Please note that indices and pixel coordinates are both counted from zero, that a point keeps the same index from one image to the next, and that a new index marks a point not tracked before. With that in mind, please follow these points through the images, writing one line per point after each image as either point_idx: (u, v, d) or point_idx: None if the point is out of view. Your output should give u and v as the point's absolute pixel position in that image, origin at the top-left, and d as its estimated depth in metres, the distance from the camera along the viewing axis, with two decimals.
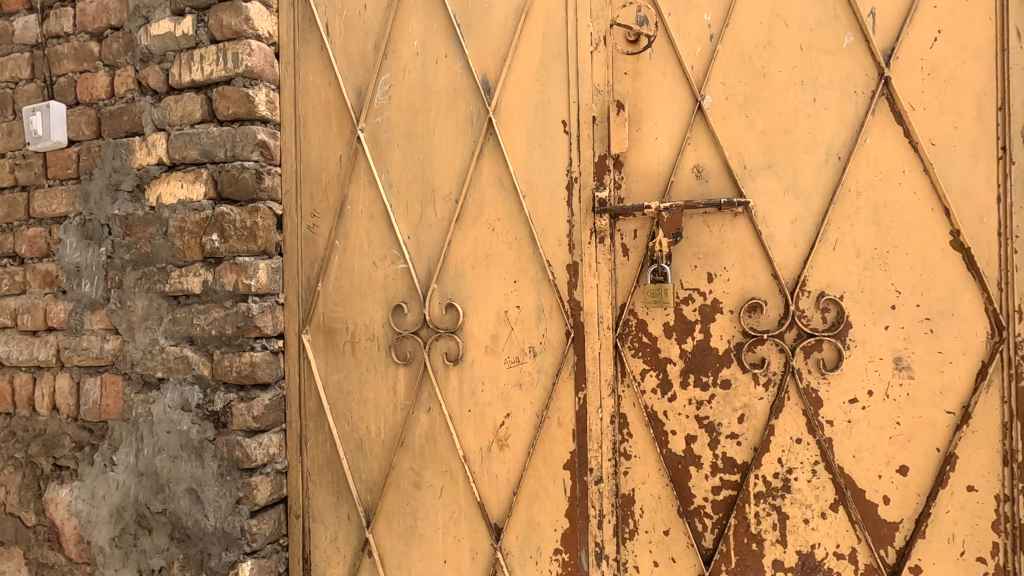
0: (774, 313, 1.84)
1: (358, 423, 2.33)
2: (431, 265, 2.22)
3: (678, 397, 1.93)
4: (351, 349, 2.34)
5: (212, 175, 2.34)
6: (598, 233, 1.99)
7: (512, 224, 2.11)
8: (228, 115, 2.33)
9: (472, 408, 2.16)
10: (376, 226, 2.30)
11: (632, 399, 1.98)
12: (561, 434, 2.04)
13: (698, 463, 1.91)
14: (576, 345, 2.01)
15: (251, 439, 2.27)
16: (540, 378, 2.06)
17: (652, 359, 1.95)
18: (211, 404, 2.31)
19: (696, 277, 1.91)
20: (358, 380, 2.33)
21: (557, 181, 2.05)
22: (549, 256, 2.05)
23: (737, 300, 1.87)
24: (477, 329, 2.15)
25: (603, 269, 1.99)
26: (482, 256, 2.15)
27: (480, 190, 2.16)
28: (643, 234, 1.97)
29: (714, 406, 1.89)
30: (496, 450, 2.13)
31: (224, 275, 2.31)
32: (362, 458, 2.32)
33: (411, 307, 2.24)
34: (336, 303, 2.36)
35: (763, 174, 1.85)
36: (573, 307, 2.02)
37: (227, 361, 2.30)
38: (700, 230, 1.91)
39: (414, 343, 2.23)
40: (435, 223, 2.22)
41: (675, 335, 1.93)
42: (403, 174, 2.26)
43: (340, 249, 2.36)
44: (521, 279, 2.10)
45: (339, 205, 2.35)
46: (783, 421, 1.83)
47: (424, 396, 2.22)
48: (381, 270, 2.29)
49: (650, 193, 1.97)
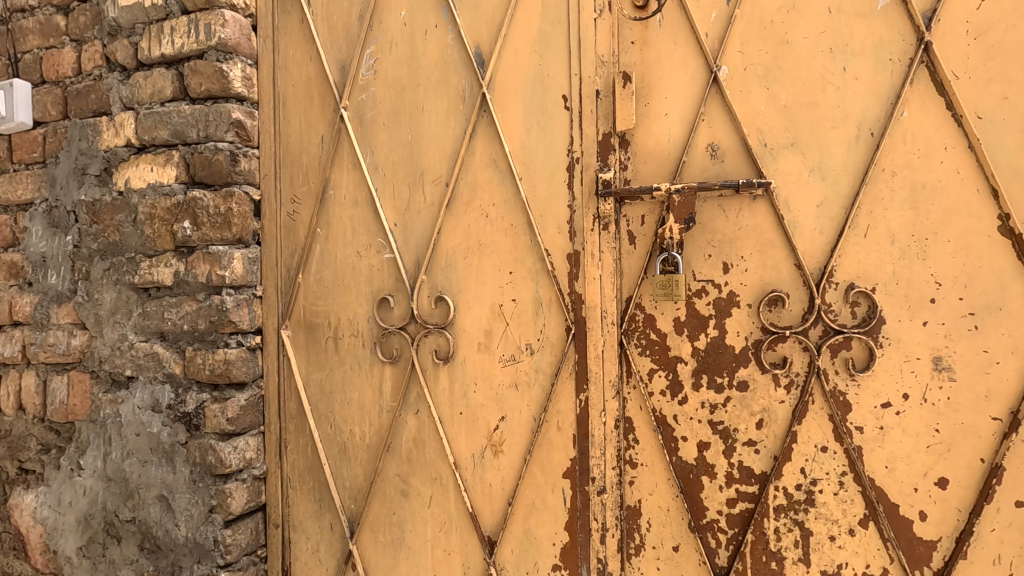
0: (798, 307, 1.65)
1: (341, 426, 2.15)
2: (420, 254, 2.04)
3: (689, 400, 1.75)
4: (334, 346, 2.16)
5: (183, 158, 2.16)
6: (601, 218, 1.81)
7: (507, 210, 1.93)
8: (200, 92, 2.14)
9: (464, 411, 1.98)
10: (360, 213, 2.12)
11: (639, 402, 1.80)
12: (561, 439, 1.86)
13: (711, 472, 1.73)
14: (577, 343, 1.83)
15: (224, 443, 2.10)
16: (538, 379, 1.89)
17: (661, 358, 1.77)
18: (182, 405, 2.14)
19: (710, 268, 1.73)
20: (342, 379, 2.15)
21: (557, 162, 1.87)
22: (548, 244, 1.87)
23: (756, 292, 1.69)
24: (470, 324, 1.98)
25: (607, 258, 1.80)
26: (474, 245, 1.97)
27: (473, 173, 1.98)
28: (651, 220, 1.78)
29: (730, 410, 1.71)
30: (490, 456, 1.95)
31: (196, 265, 2.13)
32: (345, 463, 2.15)
33: (398, 300, 2.06)
34: (317, 296, 2.19)
35: (786, 153, 1.66)
36: (574, 301, 1.84)
37: (200, 358, 2.12)
38: (714, 216, 1.72)
39: (401, 340, 2.05)
40: (424, 209, 2.03)
41: (686, 332, 1.75)
42: (389, 155, 2.08)
43: (322, 238, 2.18)
44: (518, 270, 1.92)
45: (320, 190, 2.17)
46: (806, 427, 1.65)
47: (412, 397, 2.05)
48: (366, 260, 2.11)
49: (659, 174, 1.78)
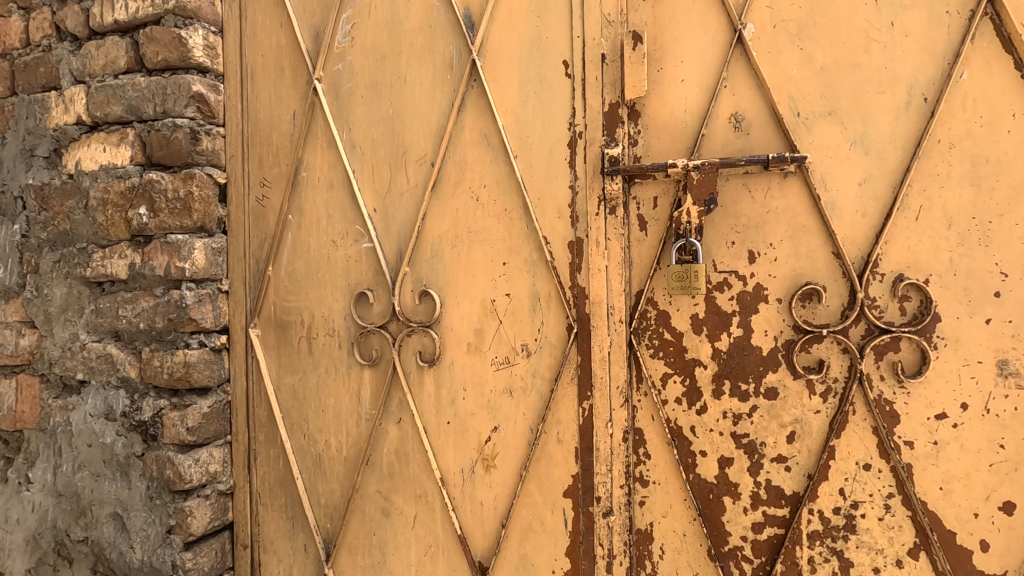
0: (836, 302, 1.42)
1: (316, 436, 1.92)
2: (402, 243, 1.81)
3: (709, 409, 1.52)
4: (307, 347, 1.94)
5: (139, 136, 1.93)
6: (608, 201, 1.58)
7: (501, 192, 1.70)
8: (157, 62, 1.90)
9: (452, 420, 1.75)
10: (336, 197, 1.89)
11: (650, 412, 1.57)
12: (561, 454, 1.64)
13: (734, 493, 1.50)
14: (580, 343, 1.60)
15: (183, 455, 1.86)
16: (535, 384, 1.66)
17: (676, 361, 1.54)
18: (138, 413, 1.91)
19: (734, 257, 1.50)
20: (316, 383, 1.92)
21: (557, 137, 1.64)
22: (547, 231, 1.64)
23: (787, 285, 1.46)
24: (458, 322, 1.75)
25: (614, 247, 1.58)
26: (463, 232, 1.74)
27: (461, 151, 1.75)
28: (664, 203, 1.55)
29: (756, 421, 1.48)
30: (481, 472, 1.72)
31: (154, 257, 1.89)
32: (321, 478, 1.92)
33: (378, 295, 1.83)
34: (289, 291, 1.96)
35: (823, 123, 1.43)
36: (576, 296, 1.61)
37: (156, 361, 1.88)
38: (739, 197, 1.49)
39: (381, 340, 1.83)
40: (406, 193, 1.81)
41: (705, 331, 1.52)
42: (368, 132, 1.85)
43: (294, 226, 1.95)
44: (512, 260, 1.69)
45: (292, 172, 1.94)
46: (846, 441, 1.42)
47: (394, 405, 1.82)
48: (342, 250, 1.88)
49: (674, 150, 1.55)
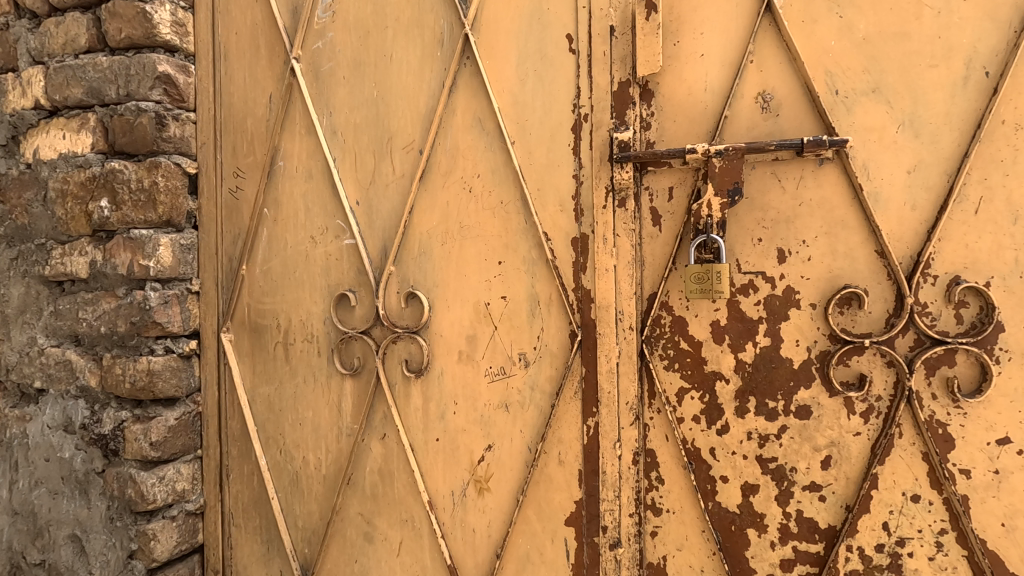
0: (879, 308, 1.24)
1: (293, 451, 1.75)
2: (387, 240, 1.63)
3: (731, 429, 1.33)
4: (283, 354, 1.76)
5: (102, 121, 1.76)
6: (616, 192, 1.39)
7: (496, 183, 1.52)
8: (120, 39, 1.72)
9: (441, 437, 1.58)
10: (315, 188, 1.71)
11: (664, 431, 1.39)
12: (563, 477, 1.45)
13: (760, 525, 1.32)
14: (585, 352, 1.42)
15: (146, 473, 1.69)
16: (534, 399, 1.48)
17: (693, 373, 1.36)
18: (99, 425, 1.74)
19: (761, 256, 1.31)
20: (294, 394, 1.75)
21: (559, 120, 1.46)
22: (548, 227, 1.46)
23: (822, 289, 1.27)
24: (448, 328, 1.57)
25: (623, 244, 1.39)
26: (454, 227, 1.56)
27: (452, 136, 1.57)
28: (681, 194, 1.37)
29: (786, 444, 1.30)
30: (473, 495, 1.54)
31: (116, 254, 1.72)
32: (298, 498, 1.75)
33: (361, 297, 1.65)
34: (265, 292, 1.78)
35: (865, 102, 1.25)
36: (580, 299, 1.43)
37: (118, 368, 1.71)
38: (767, 187, 1.30)
39: (364, 347, 1.65)
40: (391, 183, 1.63)
41: (727, 340, 1.33)
42: (351, 116, 1.67)
43: (270, 220, 1.77)
44: (509, 259, 1.51)
45: (267, 161, 1.76)
46: (891, 469, 1.24)
47: (378, 419, 1.65)
48: (321, 247, 1.71)
49: (692, 134, 1.36)
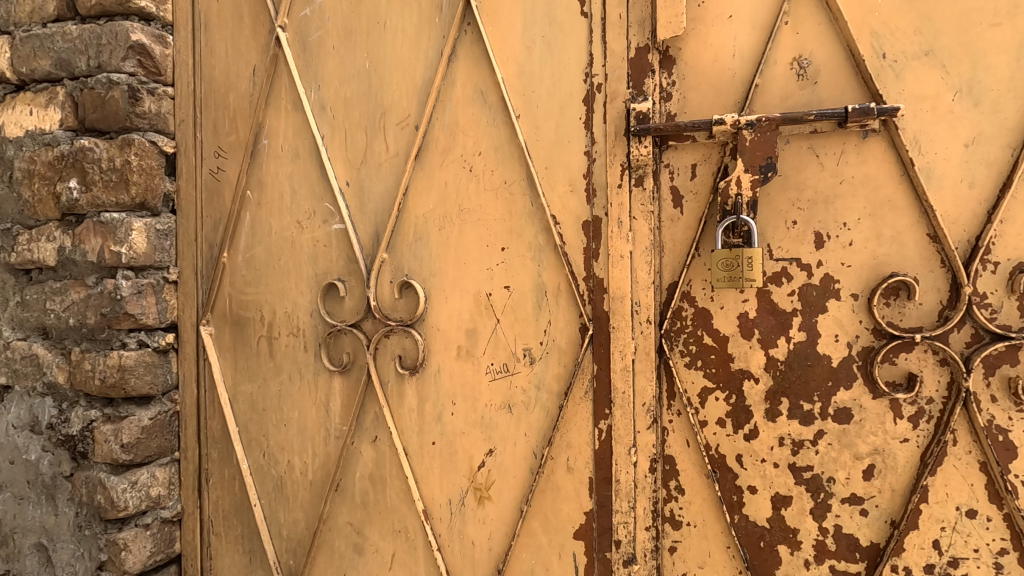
0: (931, 300, 1.10)
1: (277, 455, 1.61)
2: (379, 224, 1.49)
3: (761, 435, 1.19)
4: (267, 349, 1.62)
5: (71, 96, 1.62)
6: (633, 170, 1.25)
7: (499, 161, 1.38)
8: (91, 7, 1.58)
9: (438, 441, 1.44)
10: (302, 169, 1.57)
11: (685, 435, 1.25)
12: (572, 485, 1.32)
13: (793, 542, 1.18)
14: (597, 348, 1.28)
15: (117, 478, 1.54)
16: (541, 399, 1.34)
17: (718, 372, 1.22)
18: (66, 425, 1.60)
19: (796, 241, 1.17)
20: (278, 392, 1.61)
21: (570, 91, 1.32)
22: (556, 209, 1.33)
23: (866, 278, 1.13)
24: (446, 321, 1.43)
25: (641, 228, 1.25)
26: (453, 210, 1.42)
27: (451, 111, 1.43)
28: (706, 172, 1.23)
29: (823, 451, 1.16)
30: (472, 504, 1.40)
31: (85, 239, 1.58)
32: (282, 505, 1.61)
33: (351, 287, 1.52)
34: (248, 282, 1.64)
35: (917, 66, 1.10)
36: (592, 289, 1.29)
37: (88, 363, 1.57)
38: (804, 164, 1.16)
39: (354, 341, 1.51)
40: (385, 162, 1.49)
41: (757, 335, 1.20)
42: (341, 90, 1.53)
43: (253, 203, 1.63)
44: (513, 245, 1.37)
45: (250, 139, 1.62)
46: (944, 480, 1.10)
47: (369, 420, 1.51)
48: (308, 233, 1.57)
49: (719, 105, 1.22)
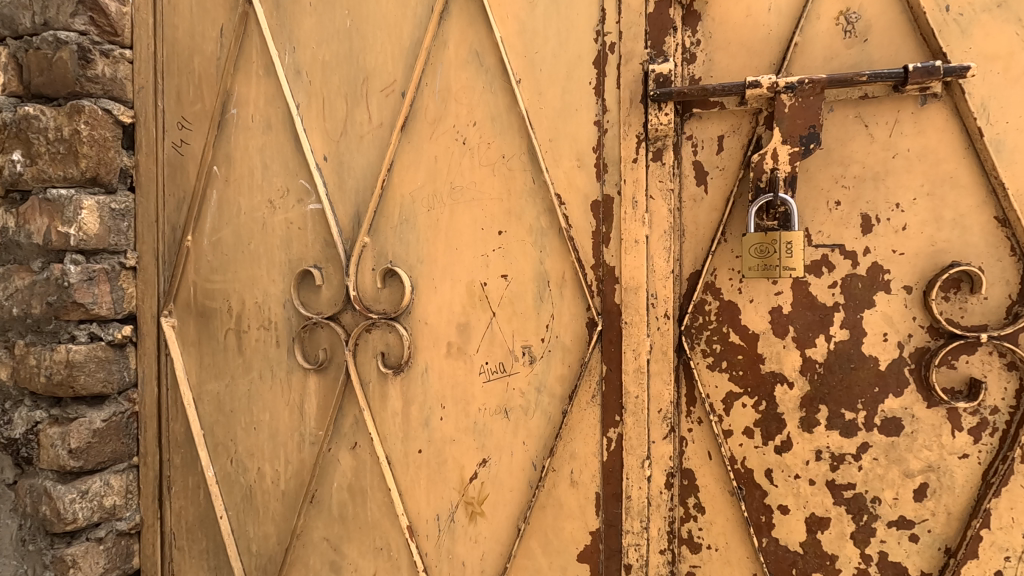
0: (998, 294, 0.95)
1: (247, 461, 1.45)
2: (360, 204, 1.32)
3: (795, 447, 1.04)
4: (236, 344, 1.45)
5: (13, 57, 1.43)
6: (650, 142, 1.09)
7: (496, 132, 1.22)
8: None
9: (425, 449, 1.28)
10: (275, 141, 1.40)
11: (707, 446, 1.09)
12: (576, 501, 1.16)
13: (831, 570, 1.03)
14: (607, 347, 1.12)
15: (64, 487, 1.37)
16: (541, 403, 1.18)
17: (746, 375, 1.06)
18: (9, 428, 1.43)
19: (840, 224, 1.01)
20: (248, 392, 1.44)
21: (578, 52, 1.15)
22: (561, 187, 1.16)
23: (921, 268, 0.98)
24: (435, 315, 1.26)
25: (659, 209, 1.09)
26: (443, 188, 1.25)
27: (443, 75, 1.26)
28: (734, 145, 1.07)
29: (868, 467, 1.00)
30: (463, 521, 1.25)
31: (30, 218, 1.40)
32: (251, 518, 1.44)
33: (328, 274, 1.35)
34: (214, 269, 1.47)
35: (987, 21, 0.95)
36: (602, 279, 1.13)
37: (33, 359, 1.40)
38: (849, 135, 1.00)
39: (332, 336, 1.34)
40: (367, 134, 1.32)
41: (792, 333, 1.04)
42: (318, 52, 1.36)
43: (220, 180, 1.46)
44: (511, 228, 1.20)
45: (217, 108, 1.44)
46: (1008, 501, 0.95)
47: (347, 425, 1.34)
48: (281, 213, 1.39)
49: (752, 67, 1.06)
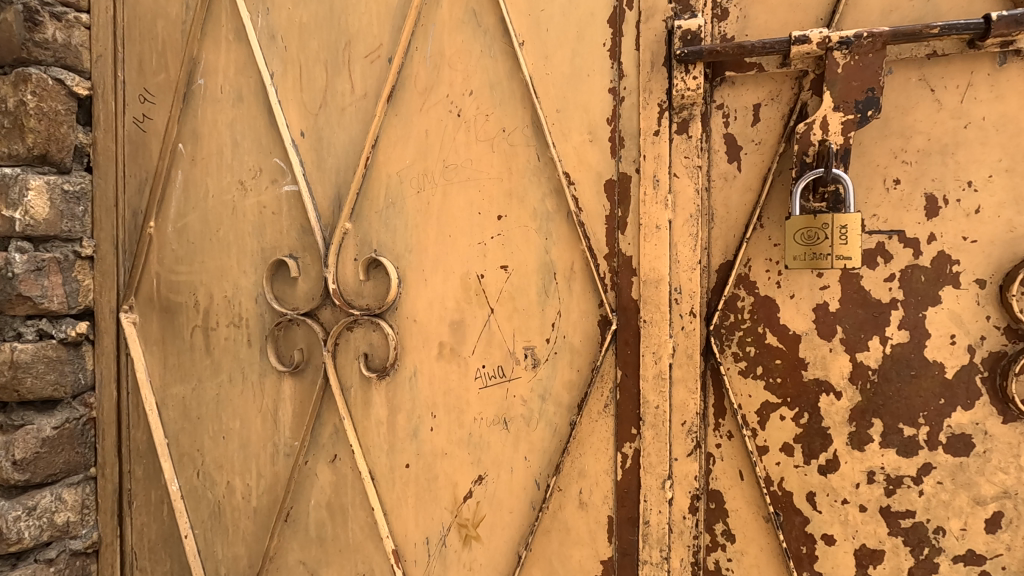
0: None
1: (215, 474, 1.29)
2: (341, 186, 1.17)
3: (843, 467, 0.89)
4: (203, 343, 1.30)
5: None
6: (675, 111, 0.94)
7: (495, 102, 1.06)
8: None
9: (413, 463, 1.13)
10: (246, 115, 1.24)
11: (738, 465, 0.94)
12: (585, 525, 1.02)
13: None
14: (622, 349, 0.98)
15: (7, 504, 1.21)
16: (546, 413, 1.03)
17: (786, 383, 0.91)
18: None
19: (899, 206, 0.86)
20: (216, 397, 1.29)
21: (590, 9, 1.00)
22: (570, 165, 1.01)
23: (997, 258, 0.83)
24: (424, 311, 1.11)
25: (685, 189, 0.94)
26: (435, 167, 1.10)
27: (435, 38, 1.10)
28: (773, 114, 0.91)
29: (932, 493, 0.86)
30: (456, 546, 1.10)
31: None
32: (219, 537, 1.29)
33: (305, 265, 1.20)
34: (179, 258, 1.32)
35: None
36: (617, 271, 0.98)
37: None
38: (911, 102, 0.85)
39: (309, 334, 1.19)
40: (350, 106, 1.16)
41: (840, 334, 0.89)
42: (295, 13, 1.20)
43: (186, 159, 1.30)
44: (512, 212, 1.05)
45: (183, 78, 1.29)
46: None
47: (326, 435, 1.19)
48: (253, 196, 1.24)
49: (796, 21, 0.90)
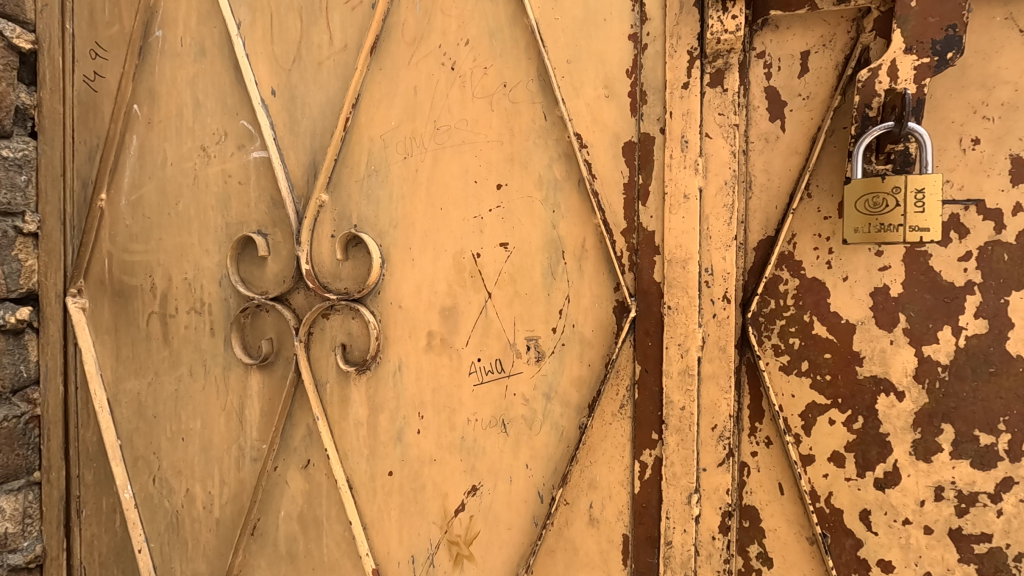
0: None
1: (173, 480, 1.14)
2: (317, 151, 1.02)
3: (904, 482, 0.75)
4: (160, 332, 1.15)
5: None
6: (708, 59, 0.79)
7: (495, 53, 0.91)
8: None
9: (397, 471, 0.98)
10: (210, 71, 1.09)
11: (777, 477, 0.80)
12: (596, 543, 0.87)
13: None
14: (642, 340, 0.83)
15: None
16: (551, 415, 0.89)
17: (836, 381, 0.77)
18: None
19: (979, 171, 0.72)
20: (175, 392, 1.14)
21: None
22: (582, 126, 0.87)
23: None
24: (411, 296, 0.96)
25: (720, 150, 0.79)
26: (425, 128, 0.95)
27: None
28: (826, 62, 0.77)
29: (1013, 513, 0.72)
30: (446, 566, 0.95)
31: None
32: (178, 551, 1.14)
33: (275, 243, 1.04)
34: (134, 235, 1.17)
35: None
36: (637, 249, 0.84)
37: None
38: (995, 45, 0.71)
39: (279, 322, 1.04)
40: (327, 60, 1.01)
41: (904, 323, 0.75)
42: None
43: (142, 122, 1.15)
44: (513, 180, 0.90)
45: (138, 30, 1.13)
46: None
47: (298, 438, 1.04)
48: (217, 164, 1.09)
49: None
